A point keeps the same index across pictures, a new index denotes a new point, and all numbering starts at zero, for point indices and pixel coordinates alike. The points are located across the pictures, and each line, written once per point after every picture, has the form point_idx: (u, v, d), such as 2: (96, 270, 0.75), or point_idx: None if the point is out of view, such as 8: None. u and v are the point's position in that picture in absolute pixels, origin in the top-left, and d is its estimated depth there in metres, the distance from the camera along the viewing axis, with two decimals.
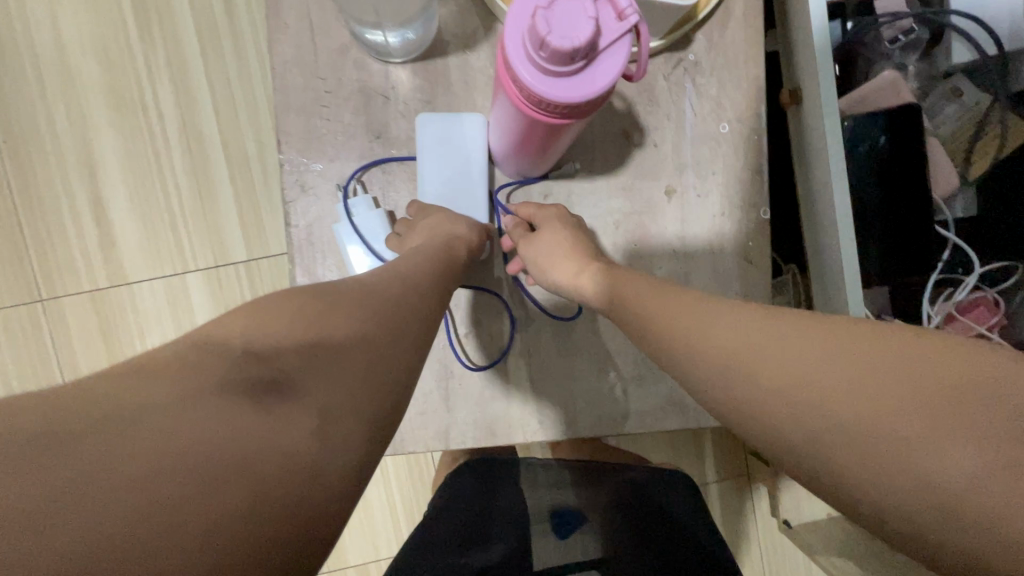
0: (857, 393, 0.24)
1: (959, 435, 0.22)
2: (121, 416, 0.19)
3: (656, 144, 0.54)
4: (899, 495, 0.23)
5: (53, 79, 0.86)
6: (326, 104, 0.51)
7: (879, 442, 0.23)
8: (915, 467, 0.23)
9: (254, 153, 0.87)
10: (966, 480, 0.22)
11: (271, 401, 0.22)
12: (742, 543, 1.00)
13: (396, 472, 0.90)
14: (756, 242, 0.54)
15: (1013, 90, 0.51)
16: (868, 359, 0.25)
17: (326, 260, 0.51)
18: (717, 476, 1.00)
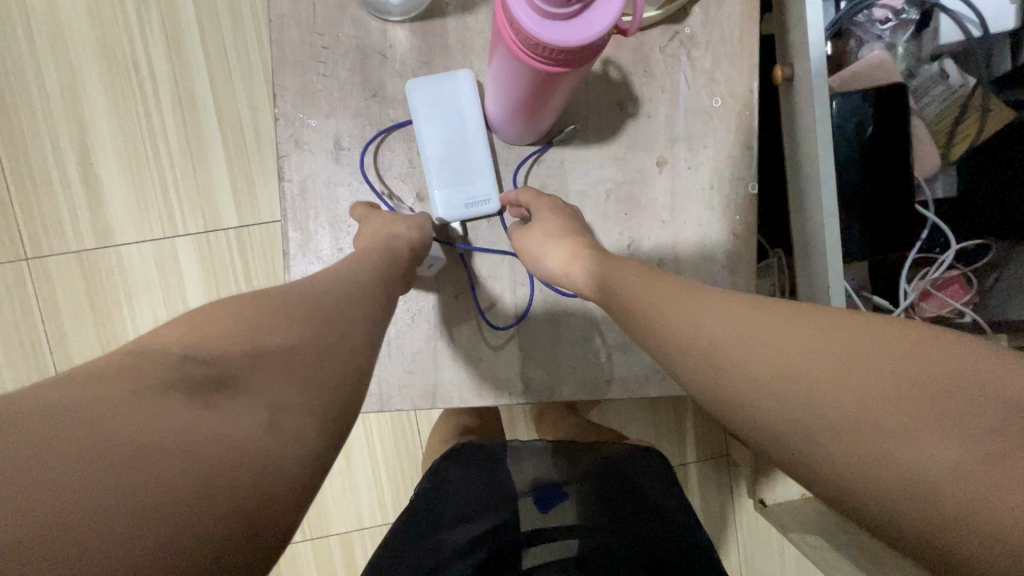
0: (842, 384, 0.25)
1: (941, 427, 0.23)
2: (112, 407, 0.21)
3: (650, 115, 0.54)
4: (882, 483, 0.23)
5: (42, 33, 0.84)
6: (322, 60, 0.51)
7: (860, 425, 0.24)
8: (895, 454, 0.23)
9: (247, 117, 0.86)
10: (944, 469, 0.22)
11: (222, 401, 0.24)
12: (719, 521, 1.03)
13: (381, 442, 0.91)
14: (743, 216, 0.55)
15: (994, 75, 0.52)
16: (860, 352, 0.26)
17: (318, 217, 0.51)
18: (697, 456, 1.03)
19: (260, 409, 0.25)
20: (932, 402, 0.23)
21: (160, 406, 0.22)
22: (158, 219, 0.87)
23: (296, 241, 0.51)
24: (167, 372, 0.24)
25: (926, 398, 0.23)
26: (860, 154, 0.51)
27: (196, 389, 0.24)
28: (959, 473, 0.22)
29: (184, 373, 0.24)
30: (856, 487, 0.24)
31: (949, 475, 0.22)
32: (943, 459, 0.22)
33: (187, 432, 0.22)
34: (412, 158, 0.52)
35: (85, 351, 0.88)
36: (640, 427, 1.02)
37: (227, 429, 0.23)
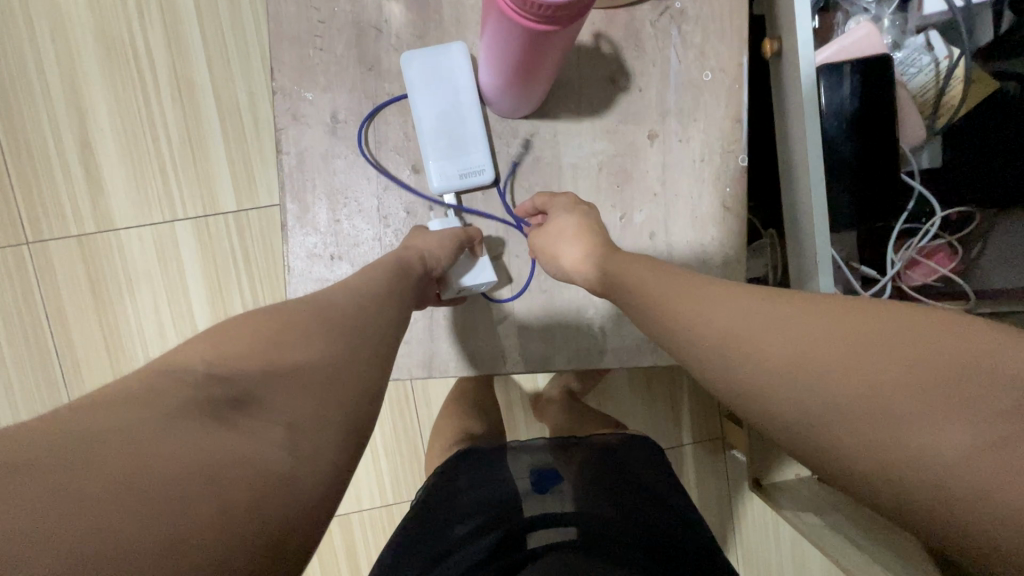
0: (853, 379, 0.26)
1: (955, 416, 0.23)
2: (108, 434, 0.22)
3: (641, 89, 0.55)
4: (900, 476, 0.24)
5: (41, 18, 0.85)
6: (319, 35, 0.52)
7: (875, 422, 0.25)
8: (912, 446, 0.24)
9: (245, 102, 0.87)
10: (959, 458, 0.23)
11: (233, 417, 0.26)
12: (715, 503, 1.04)
13: (380, 424, 0.92)
14: (734, 189, 0.56)
15: (979, 44, 0.53)
16: (868, 345, 0.27)
17: (316, 189, 0.52)
18: (693, 438, 1.04)
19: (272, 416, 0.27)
20: (945, 391, 0.24)
21: (181, 437, 0.23)
22: (158, 203, 0.88)
23: (294, 214, 0.52)
24: (186, 395, 0.26)
25: (940, 388, 0.24)
26: (845, 126, 0.52)
27: (213, 409, 0.26)
28: (975, 463, 0.22)
29: (203, 391, 0.26)
30: (874, 481, 0.25)
31: (967, 465, 0.23)
32: (961, 447, 0.23)
33: (184, 452, 0.23)
34: (408, 132, 0.53)
35: (86, 335, 0.88)
36: (636, 408, 1.03)
37: (246, 453, 0.25)
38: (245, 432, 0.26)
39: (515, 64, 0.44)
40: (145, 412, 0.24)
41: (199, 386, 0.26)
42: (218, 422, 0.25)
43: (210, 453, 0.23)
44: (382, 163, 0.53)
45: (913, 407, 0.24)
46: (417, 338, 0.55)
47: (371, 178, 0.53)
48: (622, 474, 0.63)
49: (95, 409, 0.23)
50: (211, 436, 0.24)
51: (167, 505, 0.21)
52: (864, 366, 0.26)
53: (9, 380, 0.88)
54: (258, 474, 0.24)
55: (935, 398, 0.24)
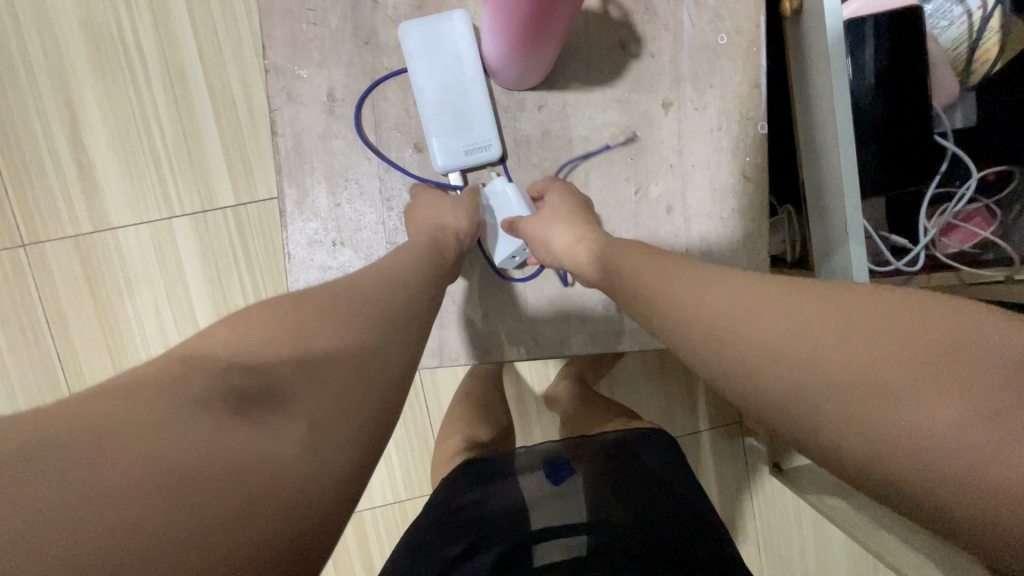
0: (852, 357, 0.25)
1: (952, 391, 0.23)
2: (134, 434, 0.23)
3: (653, 55, 0.52)
4: (898, 455, 0.23)
5: (27, 13, 0.82)
6: (311, 9, 0.49)
7: (875, 403, 0.24)
8: (905, 422, 0.23)
9: (239, 92, 0.84)
10: (955, 430, 0.22)
11: (252, 412, 0.26)
12: (735, 490, 1.02)
13: None
14: (754, 158, 0.53)
15: None
16: (871, 323, 0.26)
17: (314, 172, 0.50)
18: (709, 424, 1.01)
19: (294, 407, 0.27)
20: (944, 365, 0.24)
21: (198, 429, 0.24)
22: (154, 200, 0.86)
23: (292, 199, 0.50)
24: (211, 384, 0.26)
25: (940, 363, 0.24)
26: (875, 85, 0.49)
27: (231, 402, 0.26)
28: (973, 430, 0.22)
29: (224, 382, 0.27)
30: (875, 462, 0.24)
31: (966, 435, 0.22)
32: (953, 416, 0.22)
33: (206, 456, 0.24)
34: (409, 109, 0.50)
35: (86, 338, 0.86)
36: (651, 395, 1.00)
37: (257, 447, 0.25)
38: (260, 428, 0.26)
39: (518, 32, 0.41)
40: (167, 400, 0.25)
41: (220, 378, 0.27)
42: (240, 419, 0.26)
43: (231, 450, 0.24)
44: (384, 143, 0.50)
45: (911, 378, 0.24)
46: None
47: (371, 158, 0.50)
48: (637, 468, 0.58)
49: (124, 401, 0.24)
50: (233, 434, 0.25)
51: (191, 501, 0.22)
52: (860, 340, 0.25)
53: (10, 386, 0.86)
54: (265, 473, 0.25)
55: (929, 372, 0.24)
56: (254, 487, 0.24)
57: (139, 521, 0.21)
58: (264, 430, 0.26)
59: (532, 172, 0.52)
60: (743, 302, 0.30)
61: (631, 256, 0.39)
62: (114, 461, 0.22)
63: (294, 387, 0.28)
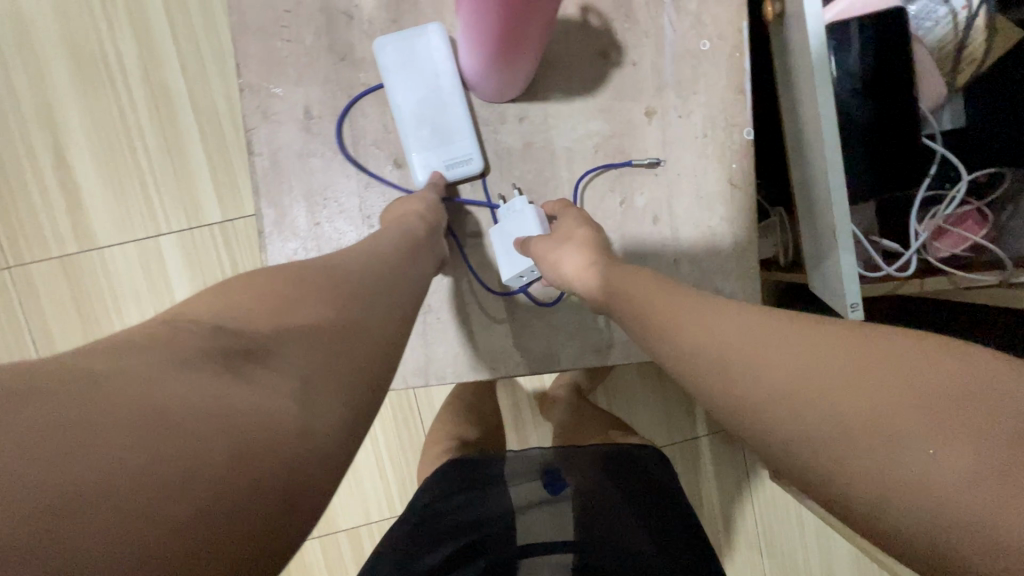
0: (845, 396, 0.23)
1: (957, 440, 0.21)
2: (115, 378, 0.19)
3: (635, 63, 0.51)
4: (894, 505, 0.21)
5: (8, 34, 0.82)
6: (286, 26, 0.48)
7: (869, 448, 0.22)
8: (900, 471, 0.21)
9: (223, 107, 0.84)
10: (955, 484, 0.20)
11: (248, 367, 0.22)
12: (735, 494, 1.01)
13: (383, 433, 0.89)
14: (741, 165, 0.52)
15: None
16: (868, 358, 0.24)
17: (292, 191, 0.49)
18: (708, 429, 1.00)
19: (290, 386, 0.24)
20: (945, 409, 0.21)
21: (188, 380, 0.20)
22: (140, 218, 0.85)
23: (270, 219, 0.49)
24: (203, 339, 0.23)
25: (942, 406, 0.21)
26: (860, 89, 0.48)
27: (225, 357, 0.23)
28: (978, 486, 0.20)
29: (214, 341, 0.23)
30: (871, 509, 0.22)
31: (967, 490, 0.20)
32: (955, 468, 0.20)
33: (205, 405, 0.20)
34: (388, 124, 0.49)
35: None
36: (647, 402, 0.99)
37: (258, 402, 0.22)
38: (261, 385, 0.22)
39: (492, 44, 0.41)
40: (155, 354, 0.21)
41: (212, 338, 0.23)
42: (237, 374, 0.22)
43: (231, 400, 0.21)
44: (363, 159, 0.49)
45: (923, 414, 0.22)
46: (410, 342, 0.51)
47: (350, 175, 0.49)
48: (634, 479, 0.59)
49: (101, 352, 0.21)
50: (232, 388, 0.21)
51: (189, 450, 0.19)
52: (855, 376, 0.23)
53: None
54: (270, 431, 0.21)
55: (929, 416, 0.21)
56: (260, 442, 0.20)
57: (131, 473, 0.17)
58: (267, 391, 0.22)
59: (514, 184, 0.51)
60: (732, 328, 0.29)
61: (619, 278, 0.39)
62: (97, 401, 0.18)
63: (286, 359, 0.24)
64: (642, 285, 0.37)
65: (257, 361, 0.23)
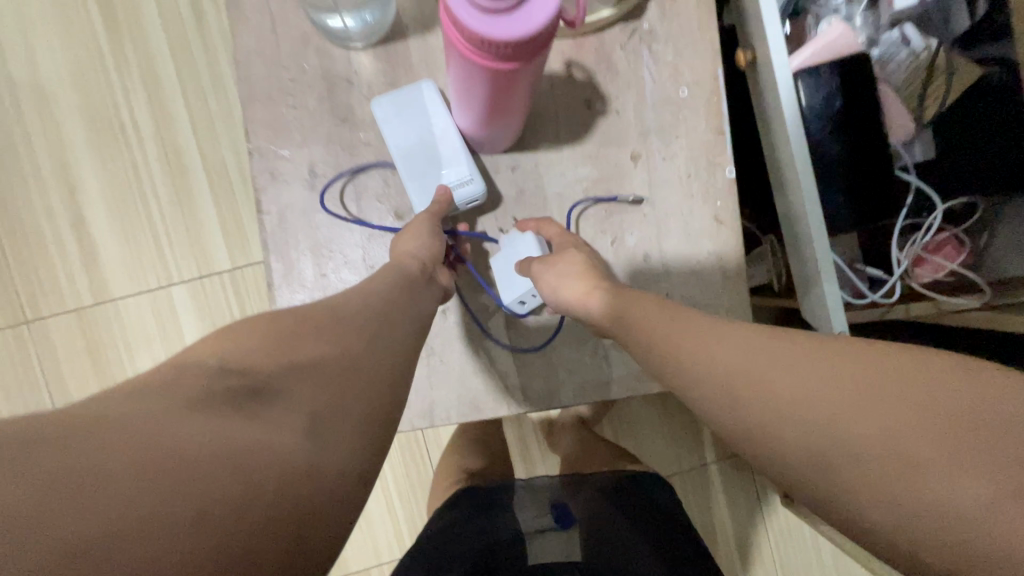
0: (861, 419, 0.25)
1: (972, 460, 0.22)
2: (121, 423, 0.21)
3: (619, 111, 0.55)
4: (916, 525, 0.23)
5: (30, 101, 0.87)
6: (291, 93, 0.52)
7: (889, 471, 0.24)
8: (922, 492, 0.23)
9: (231, 161, 0.88)
10: (974, 504, 0.22)
11: (255, 404, 0.25)
12: (749, 522, 1.00)
13: (391, 472, 0.89)
14: (725, 202, 0.54)
15: (955, 33, 0.52)
16: (878, 381, 0.25)
17: (299, 245, 0.52)
18: (717, 456, 1.00)
19: (299, 415, 0.26)
20: (960, 430, 0.23)
21: (192, 423, 0.22)
22: (153, 269, 0.88)
23: (279, 272, 0.52)
24: (207, 381, 0.25)
25: (955, 425, 0.23)
26: (832, 129, 0.51)
27: (231, 399, 0.24)
28: (996, 503, 0.21)
29: (219, 382, 0.25)
30: (891, 529, 0.24)
31: (989, 509, 0.21)
32: (974, 488, 0.22)
33: (209, 446, 0.22)
34: (388, 180, 0.52)
35: None
36: (653, 431, 0.99)
37: (265, 439, 0.23)
38: (268, 424, 0.24)
39: (484, 104, 0.44)
40: (162, 401, 0.23)
41: (216, 380, 0.25)
42: (241, 412, 0.24)
43: (232, 439, 0.22)
44: (366, 213, 0.52)
45: (926, 441, 0.23)
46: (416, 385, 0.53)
47: (354, 228, 0.52)
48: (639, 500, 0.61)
49: (109, 399, 0.22)
50: (233, 427, 0.23)
51: (194, 484, 0.20)
52: (871, 399, 0.25)
53: None
54: (279, 465, 0.23)
55: (946, 437, 0.23)
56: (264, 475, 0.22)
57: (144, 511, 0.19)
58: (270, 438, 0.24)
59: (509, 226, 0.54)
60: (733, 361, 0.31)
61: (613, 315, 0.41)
62: (105, 443, 0.20)
63: (301, 398, 0.26)
64: (634, 327, 0.39)
65: (261, 402, 0.25)
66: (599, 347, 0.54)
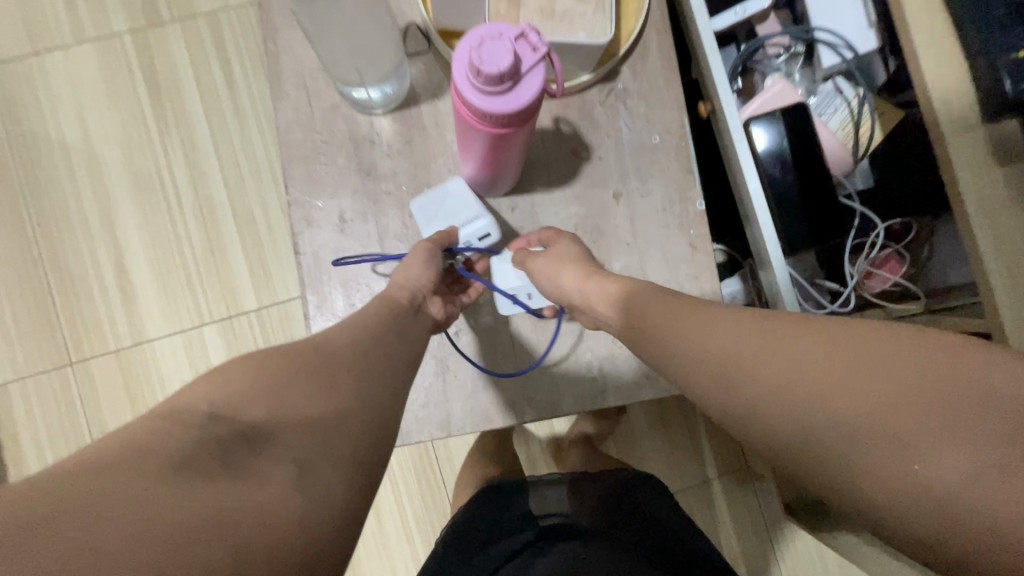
0: (861, 408, 0.29)
1: (957, 442, 0.27)
2: (120, 490, 0.25)
3: (602, 157, 0.64)
4: (906, 498, 0.27)
5: (81, 165, 0.98)
6: (323, 153, 0.61)
7: (885, 452, 0.28)
8: (912, 471, 0.27)
9: (258, 211, 0.97)
10: (956, 478, 0.26)
11: (239, 456, 0.30)
12: (753, 535, 1.03)
13: (408, 495, 0.94)
14: (698, 231, 0.63)
15: (876, 84, 0.63)
16: (877, 372, 0.30)
17: (331, 280, 0.60)
18: (718, 472, 1.04)
19: (284, 462, 0.31)
20: (948, 416, 0.27)
21: (182, 484, 0.26)
22: (186, 311, 0.96)
23: (314, 304, 0.60)
24: (196, 436, 0.29)
25: (946, 412, 0.27)
26: (781, 166, 0.59)
27: (218, 452, 0.29)
28: (977, 477, 0.26)
29: (209, 434, 0.30)
30: (883, 500, 0.28)
31: (970, 482, 0.26)
32: (958, 465, 0.26)
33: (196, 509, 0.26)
34: (404, 222, 0.61)
35: None
36: (658, 447, 1.04)
37: (247, 495, 0.28)
38: (250, 477, 0.29)
39: (486, 155, 0.53)
40: (152, 462, 0.27)
41: (204, 427, 0.30)
42: (226, 468, 0.29)
43: (218, 498, 0.27)
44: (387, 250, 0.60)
45: (919, 426, 0.28)
46: (433, 399, 0.60)
47: (377, 263, 0.60)
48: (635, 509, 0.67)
49: (105, 458, 0.26)
50: (219, 486, 0.28)
51: (185, 541, 0.25)
52: (872, 391, 0.29)
53: None
54: (259, 518, 0.28)
55: (936, 424, 0.27)
56: (244, 528, 0.27)
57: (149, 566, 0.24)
58: (254, 474, 0.29)
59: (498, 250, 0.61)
60: (721, 351, 0.36)
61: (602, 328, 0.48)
62: (107, 510, 0.24)
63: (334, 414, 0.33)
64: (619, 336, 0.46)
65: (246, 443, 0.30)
66: (593, 361, 0.61)
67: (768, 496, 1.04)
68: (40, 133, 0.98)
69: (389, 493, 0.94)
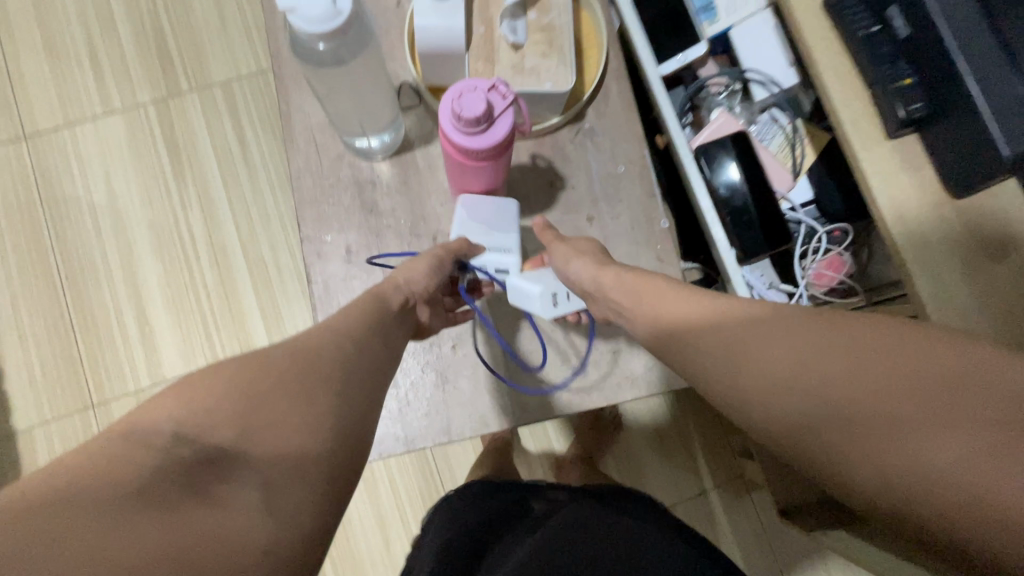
0: (866, 405, 0.34)
1: (955, 434, 0.31)
2: (71, 513, 0.27)
3: (575, 187, 0.72)
4: (915, 489, 0.31)
5: (104, 220, 1.06)
6: (330, 195, 0.70)
7: (889, 445, 0.32)
8: (921, 464, 0.31)
9: (269, 255, 1.06)
10: (951, 466, 0.30)
11: (206, 476, 0.32)
12: (753, 545, 1.06)
13: (415, 517, 0.97)
14: (664, 246, 0.71)
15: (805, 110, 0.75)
16: (872, 370, 0.34)
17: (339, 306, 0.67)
18: (714, 484, 1.08)
19: (249, 481, 0.33)
20: (939, 409, 0.32)
21: (139, 514, 0.28)
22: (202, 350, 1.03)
23: None
24: (155, 459, 0.31)
25: (936, 405, 0.32)
26: (730, 186, 0.68)
27: (192, 472, 0.31)
28: (970, 463, 0.30)
29: (176, 454, 0.32)
30: (894, 494, 0.32)
31: (963, 467, 0.30)
32: (956, 453, 0.30)
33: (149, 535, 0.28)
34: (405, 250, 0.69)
35: None
36: (655, 461, 1.08)
37: (210, 519, 0.30)
38: (210, 502, 0.31)
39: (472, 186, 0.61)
40: (110, 488, 0.28)
41: (167, 449, 0.32)
42: (186, 492, 0.30)
43: (175, 529, 0.29)
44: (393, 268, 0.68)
45: (912, 417, 0.32)
46: (435, 409, 0.66)
47: None
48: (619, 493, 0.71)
49: (70, 471, 0.29)
50: (175, 514, 0.29)
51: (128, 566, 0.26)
52: (873, 389, 0.34)
53: None
54: (221, 537, 0.30)
55: (932, 417, 0.32)
56: (204, 548, 0.29)
57: None
58: (219, 500, 0.31)
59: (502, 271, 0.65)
60: (735, 337, 0.41)
61: None
62: (64, 534, 0.26)
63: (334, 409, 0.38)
64: None
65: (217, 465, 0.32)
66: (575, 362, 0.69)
67: (764, 504, 1.08)
68: (67, 194, 1.07)
69: (396, 515, 0.97)
